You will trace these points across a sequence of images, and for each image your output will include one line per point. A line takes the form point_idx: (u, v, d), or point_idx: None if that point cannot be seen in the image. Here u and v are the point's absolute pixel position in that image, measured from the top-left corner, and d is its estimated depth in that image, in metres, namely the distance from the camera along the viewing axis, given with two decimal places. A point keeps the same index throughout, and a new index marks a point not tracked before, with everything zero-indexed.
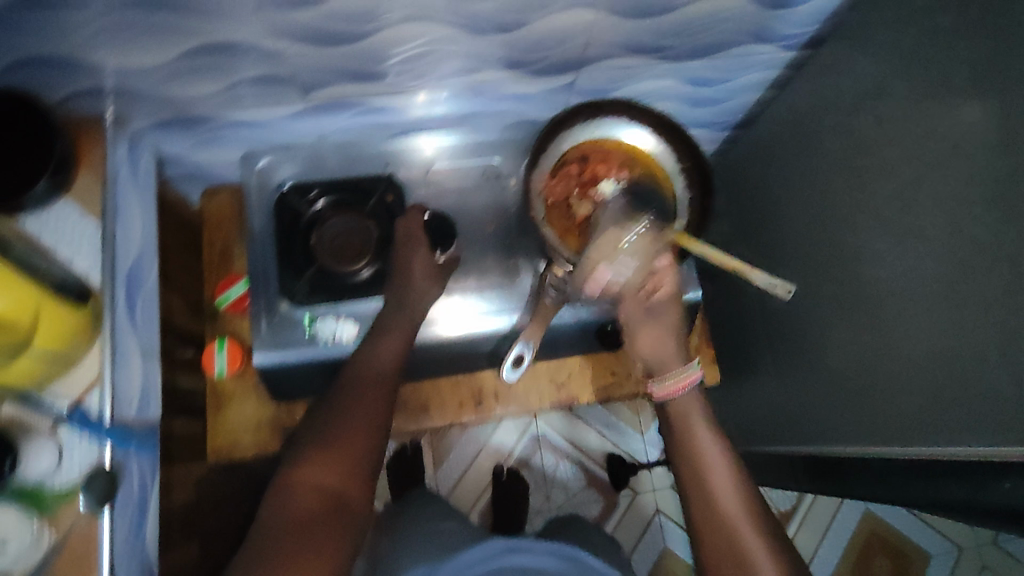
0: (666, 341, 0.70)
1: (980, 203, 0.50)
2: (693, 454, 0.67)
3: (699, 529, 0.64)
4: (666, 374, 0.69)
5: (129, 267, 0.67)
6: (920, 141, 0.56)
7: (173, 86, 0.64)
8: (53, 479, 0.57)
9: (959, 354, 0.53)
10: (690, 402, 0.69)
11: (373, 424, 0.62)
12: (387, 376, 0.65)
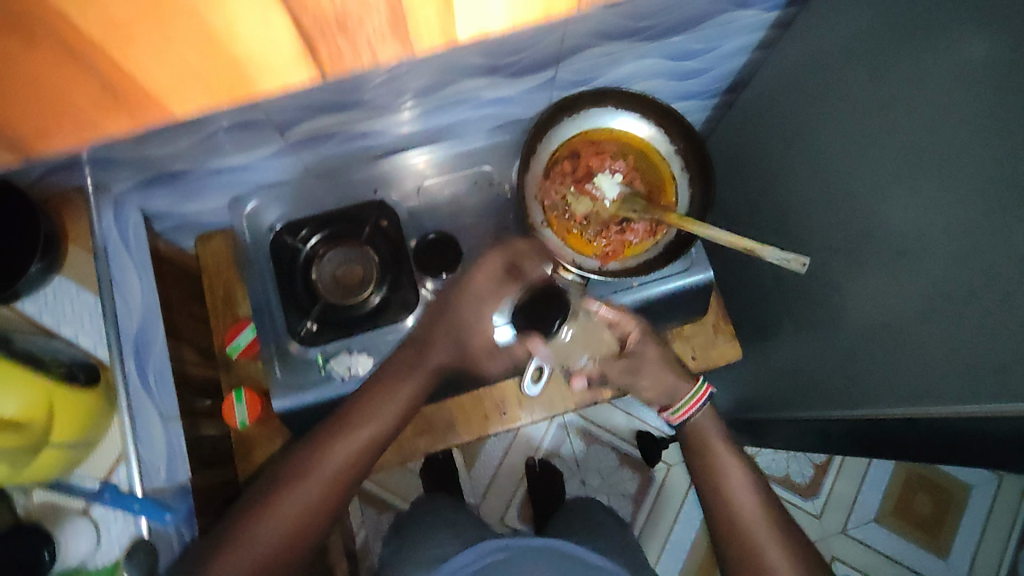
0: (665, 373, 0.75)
1: (1000, 159, 0.48)
2: (709, 458, 0.75)
3: (718, 530, 0.71)
4: (680, 398, 0.76)
5: (134, 334, 0.66)
6: (928, 97, 0.53)
7: (148, 146, 0.62)
8: (94, 559, 0.61)
9: (990, 317, 0.51)
10: (706, 420, 0.77)
11: (354, 470, 0.67)
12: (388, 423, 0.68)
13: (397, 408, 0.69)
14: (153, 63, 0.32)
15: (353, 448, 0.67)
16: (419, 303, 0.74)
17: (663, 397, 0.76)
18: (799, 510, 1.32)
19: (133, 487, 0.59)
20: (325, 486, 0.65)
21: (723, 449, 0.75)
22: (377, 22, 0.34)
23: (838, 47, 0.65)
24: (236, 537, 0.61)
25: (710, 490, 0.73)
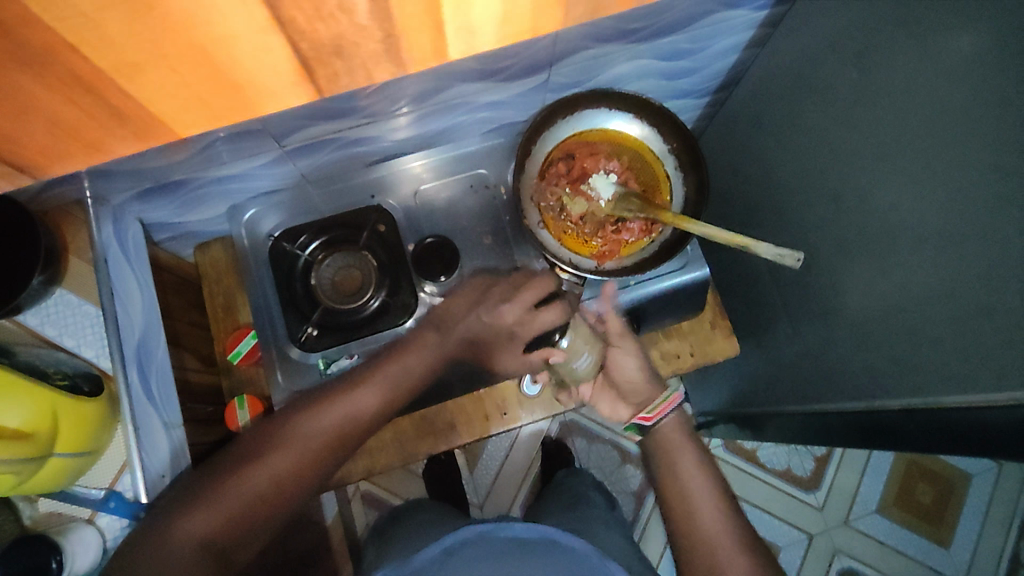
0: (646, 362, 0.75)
1: (998, 153, 0.48)
2: (668, 448, 0.73)
3: (676, 532, 0.68)
4: (652, 398, 0.74)
5: (138, 345, 0.66)
6: (924, 92, 0.54)
7: (145, 160, 0.62)
8: (98, 566, 0.63)
9: (985, 309, 0.51)
10: (672, 425, 0.74)
11: (340, 447, 0.64)
12: (381, 399, 0.66)
13: (393, 386, 0.67)
14: (162, 80, 0.41)
15: (343, 418, 0.64)
16: (419, 306, 0.75)
17: (642, 388, 0.75)
18: (801, 503, 1.33)
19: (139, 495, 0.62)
20: (310, 452, 0.63)
21: (681, 438, 0.73)
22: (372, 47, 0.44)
23: (831, 44, 0.65)
24: (213, 488, 0.59)
25: (667, 479, 0.71)
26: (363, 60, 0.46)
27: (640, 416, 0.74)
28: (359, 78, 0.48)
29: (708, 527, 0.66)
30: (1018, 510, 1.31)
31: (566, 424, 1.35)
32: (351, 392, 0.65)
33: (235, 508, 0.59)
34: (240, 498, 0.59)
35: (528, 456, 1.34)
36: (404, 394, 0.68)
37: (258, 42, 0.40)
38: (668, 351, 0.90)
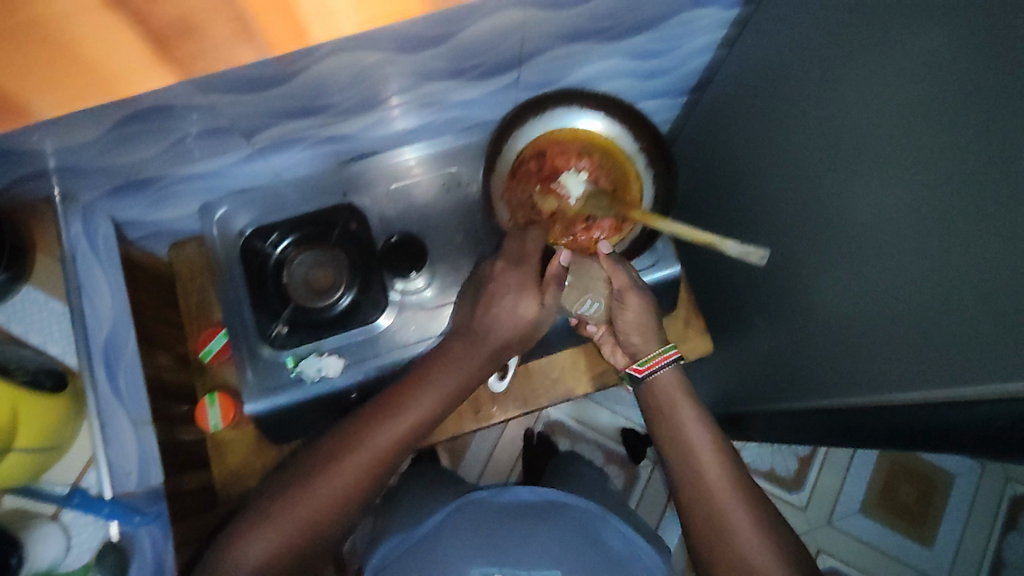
0: (649, 316, 0.70)
1: (958, 150, 0.48)
2: (678, 423, 0.70)
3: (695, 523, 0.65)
4: (648, 351, 0.73)
5: (105, 341, 0.66)
6: (888, 89, 0.54)
7: (113, 155, 0.63)
8: (66, 561, 0.60)
9: (940, 304, 0.52)
10: (672, 385, 0.72)
11: (391, 459, 0.64)
12: (427, 412, 0.65)
13: (438, 398, 0.66)
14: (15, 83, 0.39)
15: (393, 433, 0.64)
16: (390, 305, 0.75)
17: (636, 338, 0.73)
18: (785, 503, 1.33)
19: (102, 490, 0.60)
20: (363, 469, 0.62)
21: (689, 410, 0.70)
22: (225, 25, 0.42)
23: (797, 44, 0.65)
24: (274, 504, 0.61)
25: (682, 464, 0.68)
26: (222, 40, 0.43)
27: (633, 367, 0.73)
28: (224, 54, 0.45)
29: (728, 510, 0.63)
30: (1000, 510, 1.32)
31: (549, 423, 1.36)
32: (400, 408, 0.64)
33: (293, 532, 0.60)
34: (297, 519, 0.60)
35: (512, 454, 1.34)
36: (451, 402, 0.67)
37: (110, 36, 0.38)
38: None
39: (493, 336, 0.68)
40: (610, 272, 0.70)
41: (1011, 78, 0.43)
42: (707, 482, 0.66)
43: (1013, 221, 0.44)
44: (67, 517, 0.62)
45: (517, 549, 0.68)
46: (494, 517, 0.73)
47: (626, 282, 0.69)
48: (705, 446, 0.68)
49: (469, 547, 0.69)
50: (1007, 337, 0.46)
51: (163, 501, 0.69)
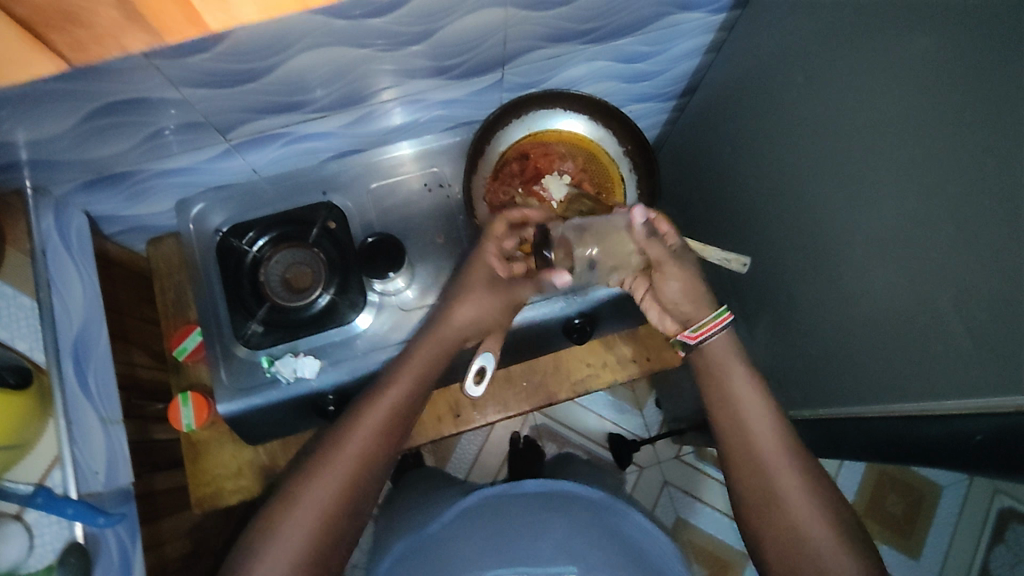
0: (698, 282, 0.66)
1: (939, 159, 0.47)
2: (739, 411, 0.63)
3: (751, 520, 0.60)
4: (701, 317, 0.66)
5: (74, 338, 0.66)
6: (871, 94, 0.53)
7: (86, 148, 0.62)
8: (27, 564, 0.57)
9: (917, 314, 0.52)
10: (723, 347, 0.66)
11: (389, 439, 0.62)
12: (385, 428, 0.62)
13: (396, 410, 0.63)
14: None
15: (355, 455, 0.60)
16: (368, 305, 0.74)
17: (684, 305, 0.67)
18: None
19: (68, 490, 0.60)
20: (331, 497, 0.58)
21: (750, 393, 0.63)
22: (108, 16, 0.43)
23: (783, 50, 0.65)
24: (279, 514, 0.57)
25: (749, 462, 0.61)
26: (106, 28, 0.44)
27: (682, 333, 0.66)
28: (107, 45, 0.47)
29: (792, 507, 0.58)
30: (987, 521, 1.30)
31: (536, 427, 1.35)
32: (354, 430, 0.61)
33: (308, 534, 0.56)
34: (309, 519, 0.57)
35: (498, 457, 1.33)
36: (411, 411, 0.64)
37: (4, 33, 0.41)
38: (624, 355, 0.89)
39: (445, 339, 0.67)
40: (641, 245, 0.63)
41: (994, 85, 0.42)
42: (770, 481, 0.60)
43: (995, 232, 0.43)
44: (31, 517, 0.58)
45: (531, 550, 0.64)
46: (505, 523, 0.69)
47: (661, 254, 0.63)
48: (771, 438, 0.61)
49: (481, 553, 0.65)
50: (989, 350, 0.45)
51: (133, 502, 0.70)
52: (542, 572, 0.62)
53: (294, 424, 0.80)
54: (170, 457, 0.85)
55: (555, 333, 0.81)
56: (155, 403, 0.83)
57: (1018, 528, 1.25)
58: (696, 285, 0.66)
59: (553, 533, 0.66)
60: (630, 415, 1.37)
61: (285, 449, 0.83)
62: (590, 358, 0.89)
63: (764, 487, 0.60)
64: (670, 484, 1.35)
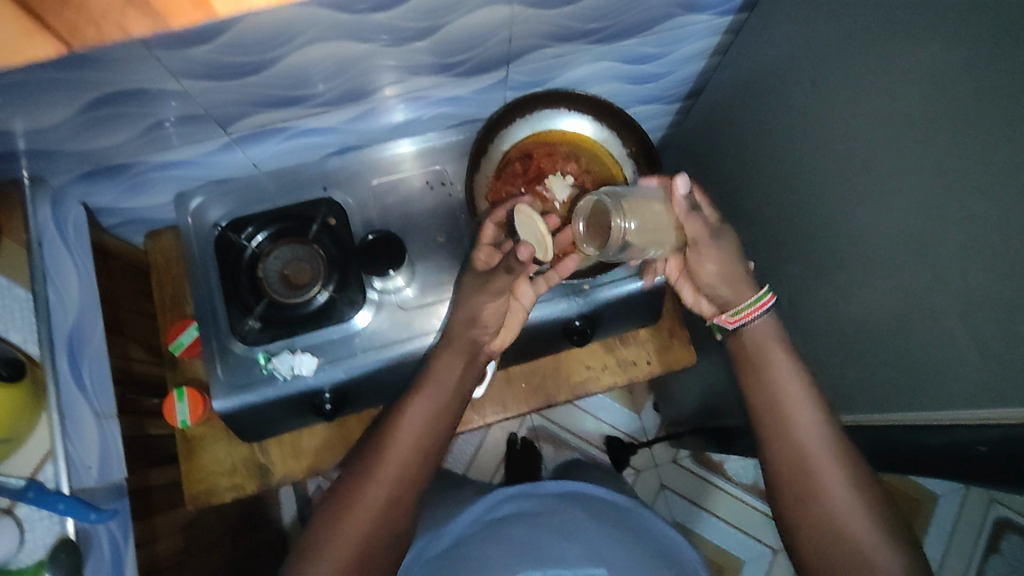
0: (734, 262, 0.65)
1: (945, 166, 0.47)
2: (784, 414, 0.60)
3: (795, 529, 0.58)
4: (739, 302, 0.65)
5: (68, 331, 0.65)
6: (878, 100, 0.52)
7: (85, 139, 0.61)
8: (17, 558, 0.57)
9: (921, 322, 0.51)
10: (763, 333, 0.64)
11: (430, 442, 0.61)
12: (412, 455, 0.60)
13: (421, 435, 0.60)
14: None
15: (386, 487, 0.58)
16: (368, 302, 0.73)
17: (721, 290, 0.66)
18: (767, 517, 1.32)
19: (61, 485, 0.59)
20: (366, 532, 0.56)
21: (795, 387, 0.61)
22: None
23: (790, 53, 0.64)
24: (325, 527, 0.56)
25: (794, 468, 0.59)
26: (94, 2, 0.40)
27: (721, 318, 0.66)
28: (103, 25, 0.41)
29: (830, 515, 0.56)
30: (983, 531, 1.29)
31: (533, 429, 1.35)
32: (381, 460, 0.59)
33: (354, 546, 0.55)
34: (354, 531, 0.55)
35: (495, 458, 1.33)
36: (437, 433, 0.62)
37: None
38: (624, 358, 0.88)
39: (462, 346, 0.65)
40: (680, 219, 0.64)
41: (1000, 92, 0.42)
42: (814, 480, 0.57)
43: (1001, 241, 0.43)
44: (23, 512, 0.59)
45: (559, 553, 0.63)
46: (528, 523, 0.68)
47: (699, 231, 0.64)
48: (817, 439, 0.58)
49: (508, 557, 0.63)
50: (994, 361, 0.45)
51: (126, 497, 0.69)
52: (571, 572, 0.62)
53: (290, 421, 0.79)
54: (164, 452, 0.84)
55: (555, 335, 0.80)
56: (150, 398, 0.83)
57: (1013, 538, 1.27)
58: (732, 263, 0.65)
59: (579, 535, 0.65)
60: (627, 418, 1.36)
61: (280, 447, 0.83)
62: (591, 361, 0.88)
63: (807, 484, 0.57)
64: (667, 488, 1.34)
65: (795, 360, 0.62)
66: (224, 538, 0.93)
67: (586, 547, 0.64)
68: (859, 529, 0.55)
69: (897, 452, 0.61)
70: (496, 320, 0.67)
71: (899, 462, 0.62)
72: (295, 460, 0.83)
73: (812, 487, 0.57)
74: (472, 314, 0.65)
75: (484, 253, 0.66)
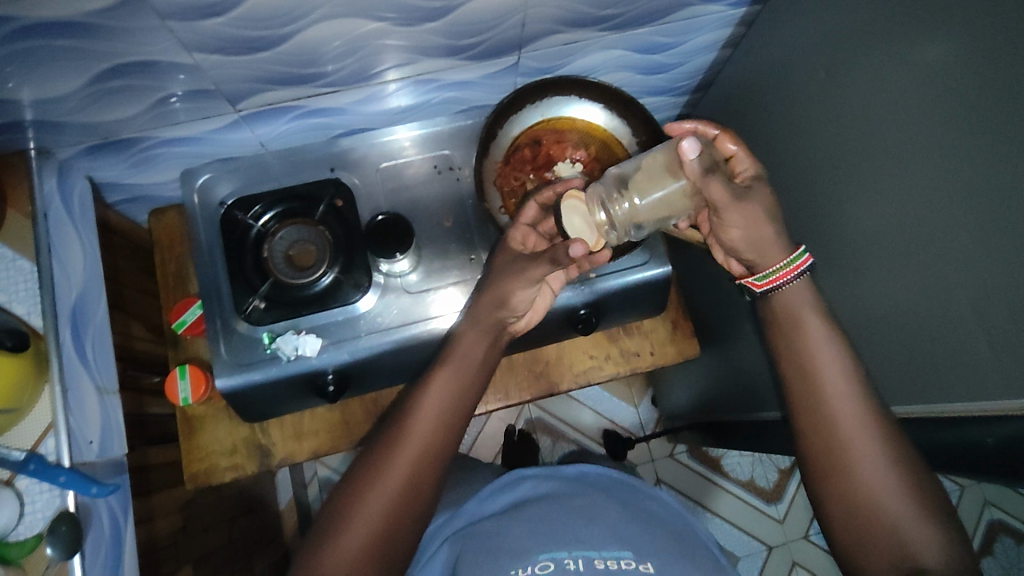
0: (764, 223, 0.60)
1: (956, 157, 0.46)
2: (819, 392, 0.57)
3: (828, 521, 0.56)
4: (772, 264, 0.61)
5: (71, 305, 0.65)
6: (891, 93, 0.52)
7: (92, 111, 0.61)
8: (16, 531, 0.57)
9: (931, 313, 0.51)
10: (799, 301, 0.61)
11: (450, 422, 0.60)
12: (436, 431, 0.59)
13: (445, 409, 0.60)
14: None
15: (407, 465, 0.57)
16: (373, 285, 0.73)
17: (746, 252, 0.62)
18: (763, 514, 1.32)
19: (61, 458, 0.59)
20: (389, 503, 0.55)
21: (832, 365, 0.57)
22: None
23: (802, 46, 0.64)
24: (343, 506, 0.55)
25: (827, 454, 0.56)
26: None
27: (748, 281, 0.63)
28: None
29: (848, 506, 0.55)
30: (979, 533, 1.28)
31: (531, 421, 1.35)
32: (406, 433, 0.58)
33: (374, 524, 0.54)
34: (374, 510, 0.55)
35: (492, 449, 1.33)
36: (460, 410, 0.61)
37: None
38: (627, 348, 0.88)
39: (487, 326, 0.65)
40: (701, 184, 0.57)
41: (1009, 81, 0.42)
42: (846, 459, 0.55)
43: (1013, 233, 0.43)
44: (23, 484, 0.59)
45: (585, 535, 0.60)
46: (548, 508, 0.65)
47: (721, 196, 0.58)
48: (855, 425, 0.55)
49: (531, 538, 0.60)
50: (1005, 354, 0.45)
51: (126, 474, 0.69)
52: (598, 556, 0.58)
53: (291, 402, 0.78)
54: (165, 431, 0.84)
55: (559, 324, 0.80)
56: (152, 377, 0.83)
57: (1006, 540, 1.27)
58: (767, 223, 0.60)
59: (604, 520, 0.63)
60: (626, 412, 1.36)
61: (282, 429, 0.83)
62: (594, 350, 0.88)
63: (839, 462, 0.55)
64: (664, 483, 1.34)
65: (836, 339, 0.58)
66: (222, 519, 0.93)
67: (613, 533, 0.61)
68: (896, 514, 0.53)
69: None
70: (525, 304, 0.67)
71: None
72: (296, 442, 0.83)
73: (845, 466, 0.55)
74: (501, 297, 0.64)
75: (521, 234, 0.66)
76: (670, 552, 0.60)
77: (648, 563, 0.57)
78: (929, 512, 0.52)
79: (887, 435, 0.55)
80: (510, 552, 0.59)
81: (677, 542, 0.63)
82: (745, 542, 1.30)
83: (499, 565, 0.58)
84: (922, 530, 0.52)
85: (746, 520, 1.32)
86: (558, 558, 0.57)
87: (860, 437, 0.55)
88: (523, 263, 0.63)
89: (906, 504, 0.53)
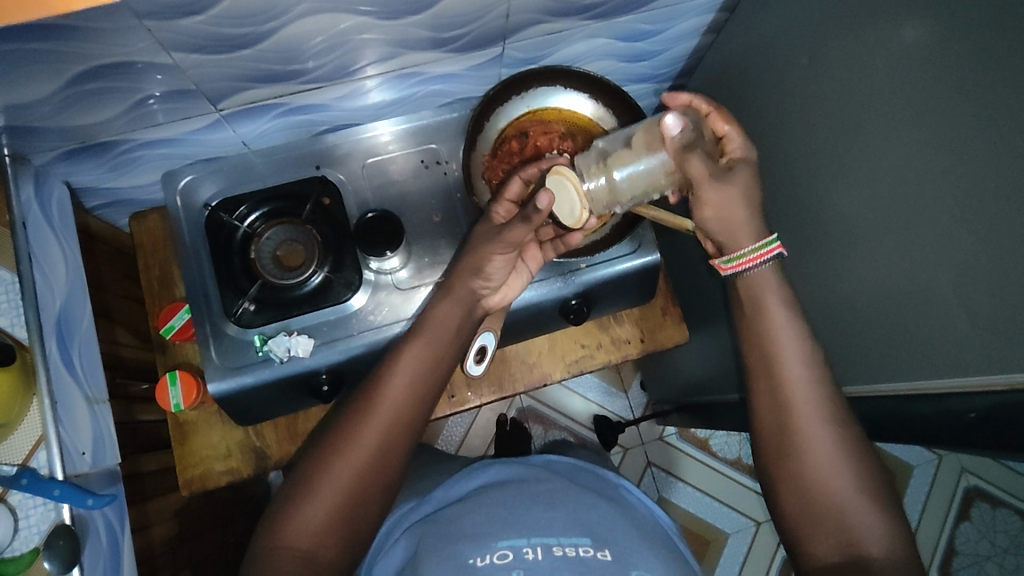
0: (740, 202, 0.60)
1: (936, 137, 0.47)
2: (775, 355, 0.59)
3: (766, 477, 0.59)
4: (740, 247, 0.61)
5: (56, 317, 0.64)
6: (873, 74, 0.53)
7: (68, 116, 0.59)
8: (12, 547, 0.57)
9: (908, 288, 0.53)
10: (769, 277, 0.61)
11: (417, 403, 0.60)
12: (402, 409, 0.59)
13: (413, 387, 0.60)
14: None
15: (371, 442, 0.57)
16: (363, 284, 0.73)
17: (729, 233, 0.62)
18: (750, 490, 1.35)
19: (54, 471, 0.58)
20: (353, 479, 0.56)
21: (790, 332, 0.59)
22: None
23: (784, 31, 0.64)
24: (306, 482, 0.56)
25: (775, 414, 0.59)
26: None
27: (715, 263, 0.63)
28: None
29: (802, 472, 0.57)
30: (955, 501, 1.32)
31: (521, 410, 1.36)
32: (373, 408, 0.58)
33: (338, 499, 0.55)
34: (338, 485, 0.56)
35: (484, 439, 1.34)
36: (430, 385, 0.61)
37: None
38: (618, 337, 0.89)
39: (463, 295, 0.65)
40: (683, 158, 0.60)
41: (985, 62, 0.43)
42: (798, 418, 0.57)
43: (987, 210, 0.44)
44: (15, 500, 0.58)
45: (545, 520, 0.61)
46: (512, 493, 0.65)
47: (699, 172, 0.59)
48: (804, 387, 0.58)
49: (492, 523, 0.61)
50: (978, 328, 0.46)
51: (119, 482, 0.69)
52: (556, 543, 0.59)
53: (284, 404, 0.78)
54: (155, 438, 0.83)
55: (549, 314, 0.80)
56: (140, 383, 0.81)
57: (982, 505, 1.31)
58: (742, 203, 0.60)
59: (565, 504, 0.63)
60: (615, 398, 1.38)
61: (276, 432, 0.82)
62: (586, 339, 0.89)
63: (792, 424, 0.58)
64: (653, 465, 1.36)
65: (793, 311, 0.60)
66: (216, 521, 0.93)
67: (572, 519, 0.61)
68: (842, 483, 0.55)
69: (887, 421, 0.62)
70: (502, 272, 0.66)
71: (892, 429, 0.63)
72: (290, 443, 0.82)
73: (798, 426, 0.57)
74: (477, 265, 0.64)
75: (504, 209, 0.66)
76: (630, 535, 0.61)
77: (606, 551, 0.58)
78: (870, 485, 0.55)
79: (837, 402, 0.57)
80: (472, 538, 0.60)
81: (648, 529, 0.65)
82: (732, 519, 1.34)
83: (458, 553, 0.58)
84: (862, 494, 0.55)
85: (734, 496, 1.35)
86: (516, 547, 0.58)
87: (810, 405, 0.57)
88: (499, 230, 0.63)
89: (849, 468, 0.55)
